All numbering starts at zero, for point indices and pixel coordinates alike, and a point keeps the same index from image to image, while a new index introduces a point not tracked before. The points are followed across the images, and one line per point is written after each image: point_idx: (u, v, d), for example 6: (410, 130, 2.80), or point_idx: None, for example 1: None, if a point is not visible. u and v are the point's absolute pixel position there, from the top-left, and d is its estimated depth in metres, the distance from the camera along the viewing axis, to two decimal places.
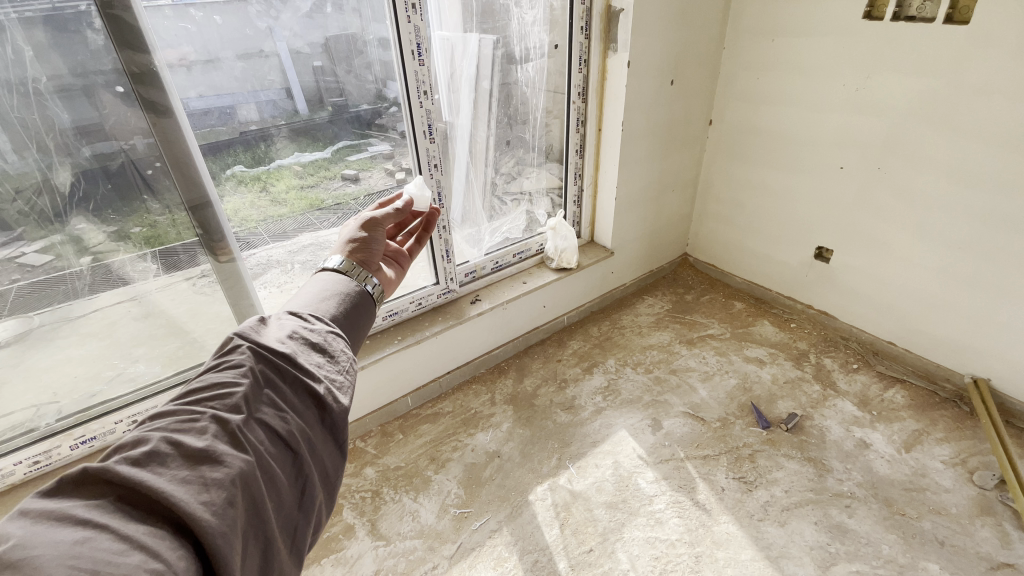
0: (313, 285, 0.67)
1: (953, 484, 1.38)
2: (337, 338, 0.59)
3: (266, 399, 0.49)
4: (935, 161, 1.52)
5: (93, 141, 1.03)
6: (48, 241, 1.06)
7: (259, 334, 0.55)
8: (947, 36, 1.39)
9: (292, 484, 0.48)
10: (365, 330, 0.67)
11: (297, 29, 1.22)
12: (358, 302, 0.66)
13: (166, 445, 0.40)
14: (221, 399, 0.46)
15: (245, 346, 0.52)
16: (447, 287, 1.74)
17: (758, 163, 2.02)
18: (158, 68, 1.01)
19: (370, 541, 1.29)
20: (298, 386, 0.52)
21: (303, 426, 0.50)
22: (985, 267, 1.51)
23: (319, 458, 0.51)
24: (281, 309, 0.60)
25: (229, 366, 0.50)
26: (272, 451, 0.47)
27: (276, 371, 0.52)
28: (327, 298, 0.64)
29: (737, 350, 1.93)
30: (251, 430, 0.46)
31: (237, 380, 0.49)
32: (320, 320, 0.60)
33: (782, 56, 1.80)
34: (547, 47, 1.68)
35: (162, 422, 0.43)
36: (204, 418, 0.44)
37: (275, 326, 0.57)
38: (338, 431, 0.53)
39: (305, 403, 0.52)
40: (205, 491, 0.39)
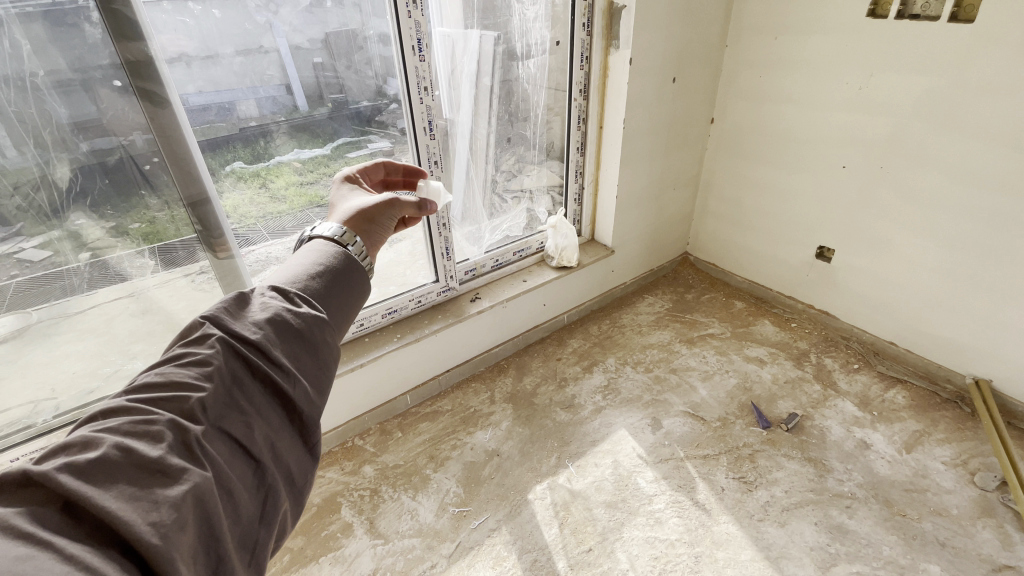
0: (304, 255, 0.62)
1: (954, 485, 1.37)
2: (322, 324, 0.54)
3: (231, 402, 0.46)
4: (939, 160, 1.51)
5: (91, 136, 1.02)
6: (46, 237, 1.05)
7: (233, 321, 0.51)
8: (951, 34, 1.38)
9: (253, 495, 0.45)
10: (356, 309, 0.62)
11: (296, 23, 1.21)
12: (351, 280, 0.61)
13: (116, 451, 0.38)
14: (180, 402, 0.44)
15: (215, 337, 0.49)
16: (446, 285, 1.73)
17: (759, 161, 2.01)
18: (155, 60, 1.00)
19: (369, 539, 1.29)
20: (267, 385, 0.49)
21: (268, 432, 0.47)
22: (988, 267, 1.50)
23: (286, 464, 0.49)
24: (265, 286, 0.56)
25: (194, 361, 0.46)
26: (231, 461, 0.44)
27: (244, 368, 0.49)
28: (317, 272, 0.59)
29: (737, 350, 1.93)
30: (210, 438, 0.44)
31: (201, 379, 0.45)
32: (306, 304, 0.55)
33: (784, 53, 1.79)
34: (549, 43, 1.67)
35: (114, 422, 0.40)
36: (161, 422, 0.41)
37: (253, 308, 0.53)
38: (307, 434, 0.51)
39: (273, 406, 0.49)
40: (156, 510, 0.36)
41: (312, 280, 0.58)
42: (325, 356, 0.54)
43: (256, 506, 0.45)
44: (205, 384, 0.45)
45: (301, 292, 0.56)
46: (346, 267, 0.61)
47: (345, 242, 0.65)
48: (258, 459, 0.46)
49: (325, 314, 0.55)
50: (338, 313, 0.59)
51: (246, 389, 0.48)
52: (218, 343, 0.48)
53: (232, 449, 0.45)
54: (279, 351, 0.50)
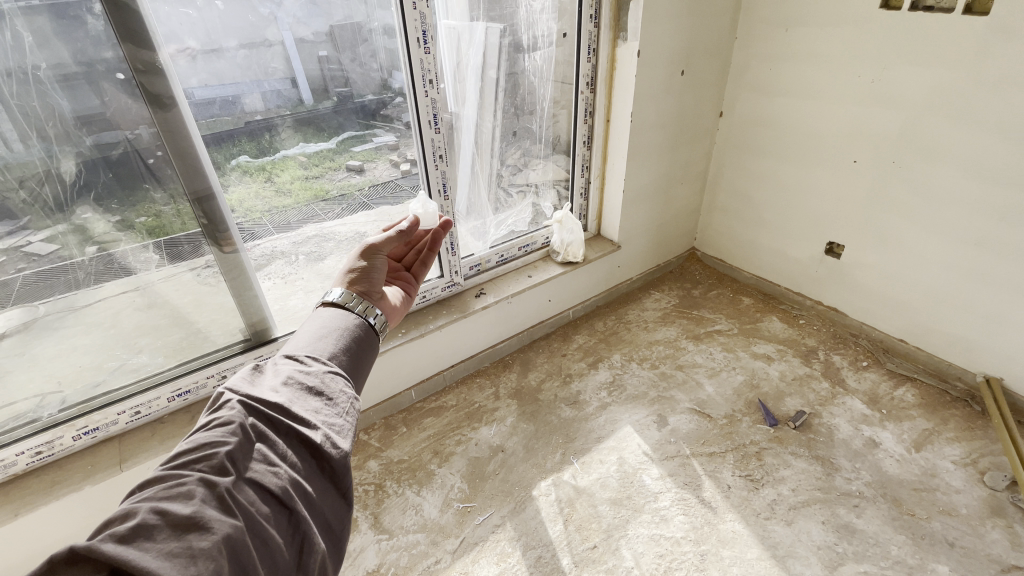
0: (310, 322, 0.68)
1: (963, 484, 1.36)
2: (335, 377, 0.60)
3: (258, 454, 0.49)
4: (951, 157, 1.48)
5: (95, 130, 1.02)
6: (52, 231, 1.05)
7: (252, 388, 0.56)
8: (966, 27, 1.35)
9: (290, 541, 0.47)
10: (368, 362, 0.68)
11: (299, 15, 1.19)
12: (361, 336, 0.68)
13: (153, 516, 0.40)
14: (208, 460, 0.46)
15: (234, 401, 0.53)
16: (451, 280, 1.72)
17: (769, 156, 1.98)
18: (164, 64, 1.02)
19: (373, 534, 1.29)
20: (292, 438, 0.53)
21: (297, 478, 0.50)
22: (1001, 265, 1.48)
23: (319, 510, 0.51)
24: (277, 357, 0.62)
25: (218, 424, 0.50)
26: (264, 510, 0.46)
27: (267, 425, 0.52)
28: (325, 333, 0.66)
29: (745, 347, 1.91)
30: (239, 491, 0.46)
31: (226, 437, 0.48)
32: (316, 361, 0.61)
33: (795, 47, 1.76)
34: (555, 36, 1.65)
35: (150, 490, 0.43)
36: (190, 481, 0.44)
37: (269, 375, 0.59)
38: (336, 477, 0.53)
39: (300, 455, 0.52)
40: (193, 563, 0.38)
41: (319, 342, 0.64)
42: (343, 404, 0.58)
43: (292, 551, 0.46)
44: (230, 440, 0.48)
45: (309, 353, 0.62)
46: (350, 325, 0.68)
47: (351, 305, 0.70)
48: (291, 508, 0.48)
49: (334, 368, 0.61)
50: (349, 368, 0.65)
51: (270, 442, 0.51)
52: (238, 405, 0.52)
53: (264, 498, 0.47)
54: (297, 406, 0.55)
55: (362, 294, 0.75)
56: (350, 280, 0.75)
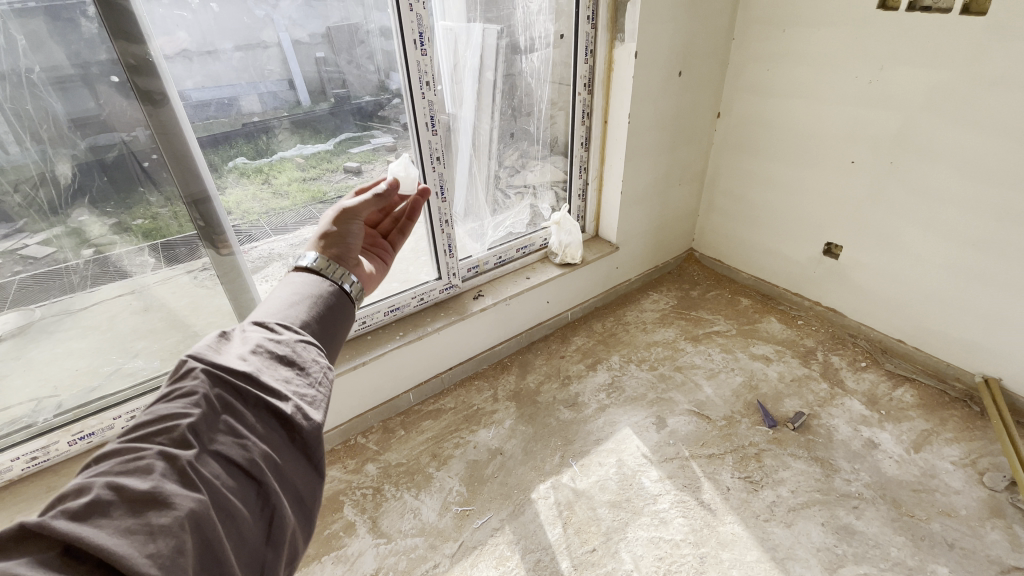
0: (281, 289, 0.62)
1: (963, 485, 1.36)
2: (309, 346, 0.55)
3: (224, 426, 0.45)
4: (949, 156, 1.48)
5: (91, 132, 1.01)
6: (48, 233, 1.05)
7: (216, 354, 0.50)
8: (963, 27, 1.35)
9: (259, 516, 0.44)
10: (342, 331, 0.63)
11: (296, 17, 1.19)
12: (334, 304, 0.63)
13: (107, 492, 0.36)
14: (167, 432, 0.42)
15: (198, 368, 0.47)
16: (449, 282, 1.72)
17: (766, 156, 1.99)
18: (154, 59, 0.99)
19: (371, 538, 1.28)
20: (261, 408, 0.48)
21: (267, 451, 0.46)
22: (999, 265, 1.48)
23: (291, 483, 0.48)
24: (246, 321, 0.56)
25: (180, 394, 0.45)
26: (231, 484, 0.43)
27: (233, 394, 0.47)
28: (297, 301, 0.60)
29: (743, 348, 1.90)
30: (204, 464, 0.42)
31: (189, 407, 0.44)
32: (288, 329, 0.56)
33: (792, 47, 1.76)
34: (552, 37, 1.64)
35: (104, 465, 0.39)
36: (149, 454, 0.40)
37: (235, 342, 0.53)
38: (309, 451, 0.49)
39: (271, 426, 0.48)
40: (152, 542, 0.35)
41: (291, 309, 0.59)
42: (317, 375, 0.54)
43: (262, 527, 0.43)
44: (193, 411, 0.44)
45: (281, 321, 0.57)
46: (325, 294, 0.63)
47: (324, 271, 0.65)
48: (260, 481, 0.44)
49: (308, 337, 0.56)
50: (322, 336, 0.60)
51: (239, 413, 0.47)
52: (202, 372, 0.47)
53: (231, 473, 0.43)
54: (267, 374, 0.50)
55: (337, 259, 0.69)
56: (323, 244, 0.70)
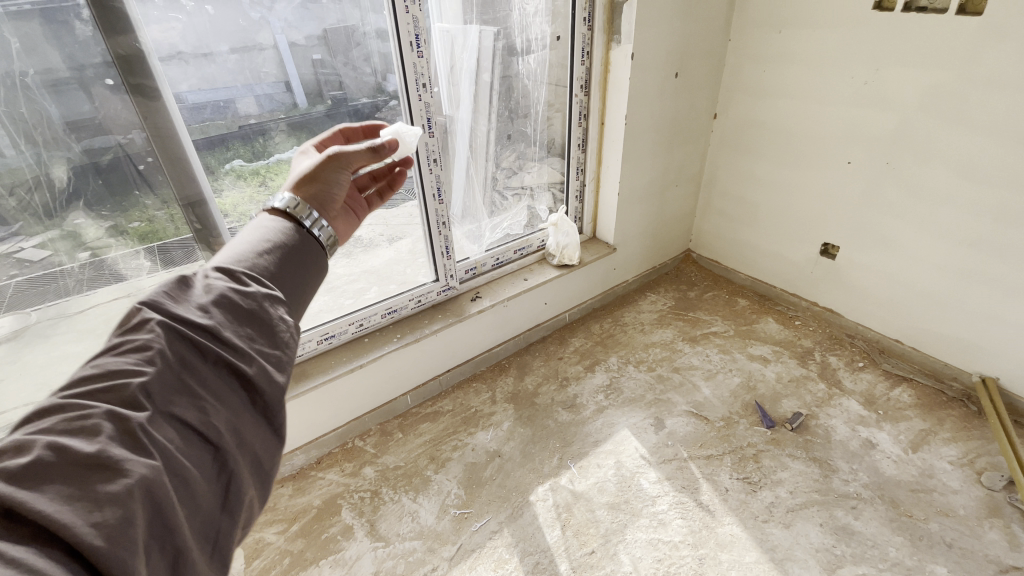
0: (249, 236, 0.57)
1: (961, 485, 1.36)
2: (277, 302, 0.51)
3: (179, 385, 0.42)
4: (944, 156, 1.49)
5: (86, 136, 1.01)
6: (45, 237, 1.04)
7: (175, 305, 0.46)
8: (958, 27, 1.36)
9: (214, 483, 0.40)
10: (313, 288, 0.58)
11: (292, 19, 1.18)
12: (306, 258, 0.58)
13: (49, 453, 0.34)
14: (117, 391, 0.39)
15: (154, 320, 0.44)
16: (446, 284, 1.72)
17: (762, 156, 1.99)
18: (147, 54, 1.00)
19: (369, 542, 1.28)
20: (222, 368, 0.44)
21: (226, 413, 0.42)
22: (995, 265, 1.49)
23: (251, 449, 0.44)
24: (210, 268, 0.51)
25: (132, 348, 0.41)
26: (184, 448, 0.39)
27: (191, 350, 0.44)
28: (266, 253, 0.55)
29: (741, 348, 1.91)
30: (156, 425, 0.39)
31: (141, 365, 0.41)
32: (255, 282, 0.51)
33: (788, 48, 1.76)
34: (549, 39, 1.65)
35: (47, 422, 0.36)
36: (96, 414, 0.37)
37: (196, 289, 0.48)
38: (272, 415, 0.46)
39: (231, 387, 0.44)
40: (97, 509, 0.33)
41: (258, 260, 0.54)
42: (284, 334, 0.49)
43: (217, 494, 0.40)
44: (146, 369, 0.40)
45: (247, 272, 0.52)
46: (296, 247, 0.58)
47: (300, 217, 0.61)
48: (217, 446, 0.41)
49: (276, 292, 0.51)
50: (291, 292, 0.55)
51: (197, 373, 0.43)
52: (157, 326, 0.43)
53: (185, 435, 0.40)
54: (229, 330, 0.45)
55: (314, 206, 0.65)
56: (304, 189, 0.65)
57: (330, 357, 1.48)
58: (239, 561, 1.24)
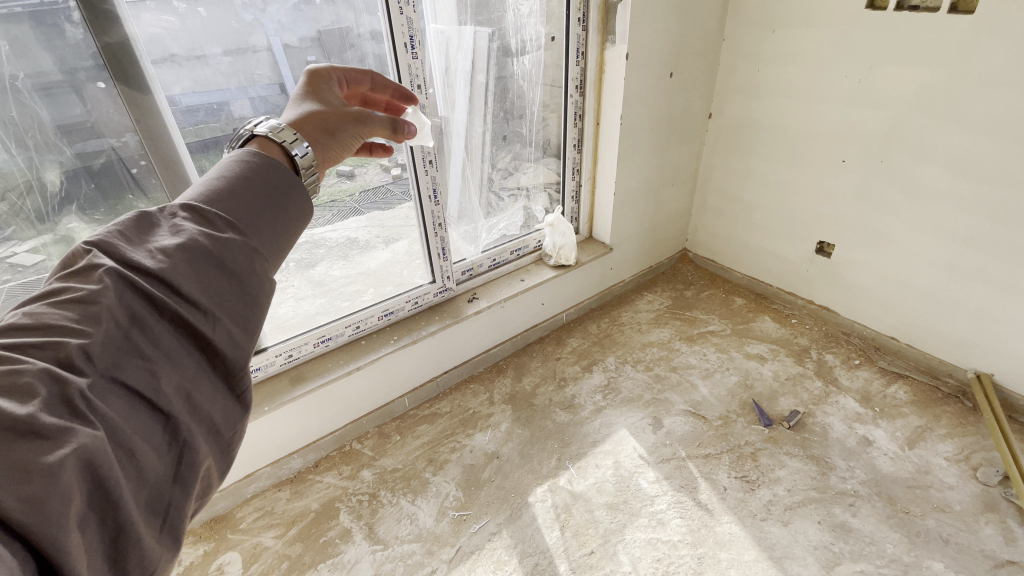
0: (225, 165, 0.49)
1: (957, 481, 1.37)
2: (251, 252, 0.45)
3: (126, 344, 0.37)
4: (936, 153, 1.50)
5: (78, 139, 1.00)
6: (38, 241, 1.03)
7: (130, 250, 0.41)
8: (950, 26, 1.37)
9: (165, 452, 0.37)
10: (297, 233, 0.51)
11: (285, 21, 1.18)
12: (287, 198, 0.50)
13: None
14: (56, 348, 0.35)
15: (103, 269, 0.39)
16: (443, 286, 1.71)
17: (757, 156, 2.00)
18: (134, 47, 0.98)
19: (368, 545, 1.27)
20: (179, 326, 0.40)
21: (179, 378, 0.38)
22: (989, 261, 1.50)
23: (207, 416, 0.40)
24: (177, 206, 0.45)
25: (75, 301, 0.37)
26: (131, 414, 0.36)
27: (145, 304, 0.39)
28: (241, 190, 0.47)
29: (738, 347, 1.91)
30: (101, 389, 0.35)
31: (82, 322, 0.36)
32: (225, 225, 0.45)
33: (781, 48, 1.77)
34: (543, 39, 1.65)
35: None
36: (30, 372, 0.34)
37: (160, 232, 0.43)
38: (232, 379, 0.42)
39: (187, 348, 0.40)
40: (27, 483, 0.29)
41: (232, 197, 0.47)
42: (254, 291, 0.44)
43: (168, 463, 0.37)
44: (87, 328, 0.36)
45: (222, 213, 0.45)
46: (278, 185, 0.49)
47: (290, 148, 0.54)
48: (166, 413, 0.37)
49: (250, 241, 0.45)
50: (269, 234, 0.47)
51: (150, 330, 0.38)
52: (107, 276, 0.38)
53: (131, 402, 0.36)
54: (189, 283, 0.40)
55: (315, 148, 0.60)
56: (315, 137, 0.61)
57: (326, 360, 1.48)
58: (238, 565, 1.23)
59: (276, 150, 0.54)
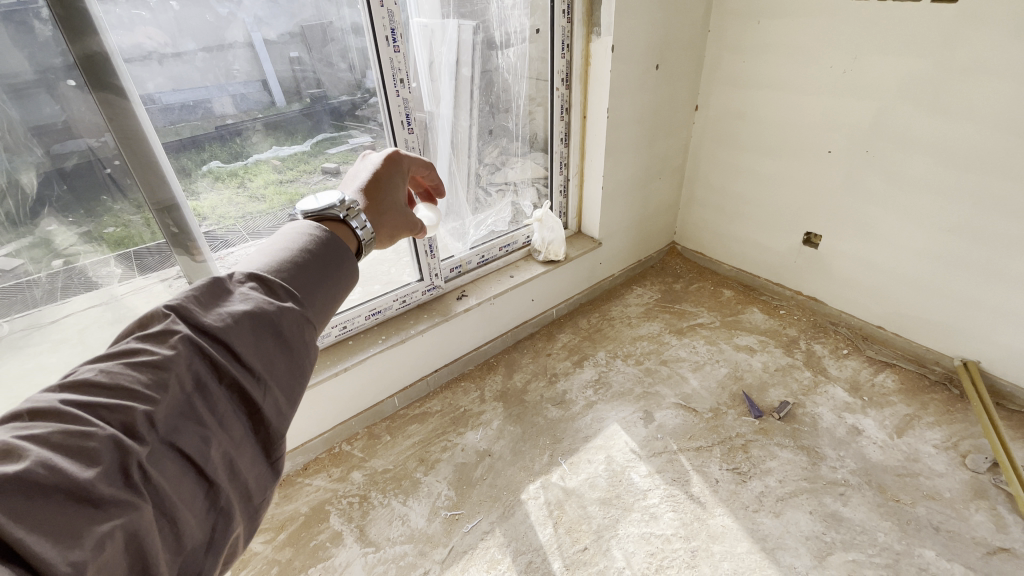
0: (291, 237, 0.51)
1: (946, 468, 1.38)
2: (307, 323, 0.45)
3: (188, 411, 0.37)
4: (924, 142, 1.50)
5: (50, 140, 0.96)
6: (17, 244, 0.99)
7: (201, 312, 0.41)
8: (935, 15, 1.37)
9: (202, 519, 0.36)
10: (344, 300, 0.52)
11: (262, 15, 1.15)
12: (341, 270, 0.51)
13: (40, 468, 0.30)
14: (124, 412, 0.35)
15: (178, 334, 0.39)
16: (431, 283, 1.69)
17: (745, 147, 2.00)
18: (111, 55, 0.94)
19: (359, 548, 1.26)
20: (234, 394, 0.40)
21: (228, 447, 0.38)
22: (977, 250, 1.50)
23: (244, 482, 0.39)
24: (246, 272, 0.46)
25: (146, 365, 0.37)
26: (184, 482, 0.35)
27: (209, 369, 0.39)
28: (304, 261, 0.49)
29: (727, 339, 1.92)
30: (161, 459, 0.35)
31: (150, 388, 0.36)
32: (288, 295, 0.45)
33: (766, 39, 1.77)
34: (528, 32, 1.62)
35: (43, 430, 0.33)
36: (99, 437, 0.33)
37: (229, 297, 0.43)
38: (271, 447, 0.42)
39: (239, 415, 0.40)
40: (78, 548, 0.29)
41: (296, 268, 0.48)
42: (303, 360, 0.44)
43: (204, 530, 0.36)
44: (155, 394, 0.36)
45: (286, 282, 0.46)
46: (335, 256, 0.51)
47: (350, 221, 0.60)
48: (212, 481, 0.37)
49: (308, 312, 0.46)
50: (322, 306, 0.48)
51: (209, 397, 0.39)
52: (180, 342, 0.39)
53: (183, 468, 0.36)
54: (250, 352, 0.41)
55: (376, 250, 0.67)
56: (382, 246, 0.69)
57: None
58: None
59: (352, 238, 0.60)
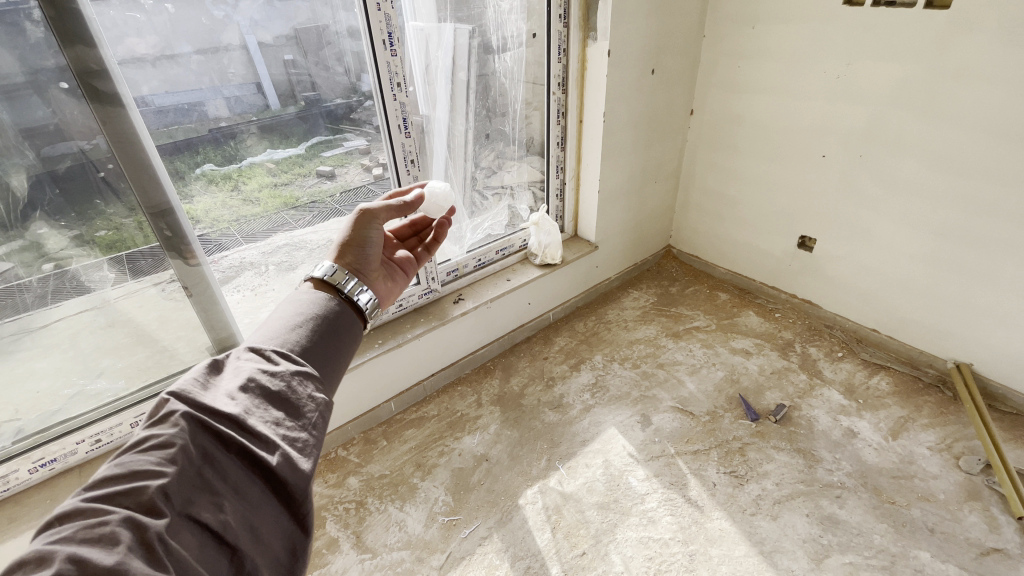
0: (281, 313, 0.61)
1: (941, 469, 1.39)
2: (304, 379, 0.53)
3: (202, 481, 0.42)
4: (915, 147, 1.52)
5: (40, 142, 0.94)
6: (7, 248, 0.98)
7: (202, 394, 0.48)
8: (927, 21, 1.38)
9: None
10: (341, 355, 0.61)
11: (258, 18, 1.14)
12: (332, 329, 0.61)
13: (69, 565, 0.34)
14: (137, 493, 0.39)
15: (178, 413, 0.45)
16: (428, 287, 1.69)
17: (740, 152, 2.01)
18: (108, 62, 0.93)
19: (356, 554, 1.25)
20: (245, 458, 0.45)
21: (244, 511, 0.43)
22: (967, 253, 1.53)
23: (269, 544, 0.44)
24: (242, 350, 0.55)
25: (155, 445, 0.42)
26: (203, 553, 0.40)
27: (214, 443, 0.45)
28: (296, 326, 0.58)
29: (723, 342, 1.92)
30: (178, 531, 0.39)
31: (163, 464, 0.41)
32: (284, 360, 0.54)
33: (762, 44, 1.78)
34: (524, 36, 1.63)
35: (68, 531, 0.36)
36: (113, 521, 0.37)
37: (227, 377, 0.51)
38: (292, 505, 0.46)
39: (253, 480, 0.45)
40: None
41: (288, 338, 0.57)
42: (309, 416, 0.51)
43: None
44: (166, 470, 0.41)
45: (280, 351, 0.55)
46: (323, 317, 0.61)
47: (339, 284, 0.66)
48: (234, 547, 0.41)
49: (305, 371, 0.54)
50: (318, 364, 0.57)
51: (218, 466, 0.44)
52: (182, 419, 0.44)
53: (202, 538, 0.40)
54: (252, 420, 0.47)
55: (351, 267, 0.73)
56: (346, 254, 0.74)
57: None
58: None
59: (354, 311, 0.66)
